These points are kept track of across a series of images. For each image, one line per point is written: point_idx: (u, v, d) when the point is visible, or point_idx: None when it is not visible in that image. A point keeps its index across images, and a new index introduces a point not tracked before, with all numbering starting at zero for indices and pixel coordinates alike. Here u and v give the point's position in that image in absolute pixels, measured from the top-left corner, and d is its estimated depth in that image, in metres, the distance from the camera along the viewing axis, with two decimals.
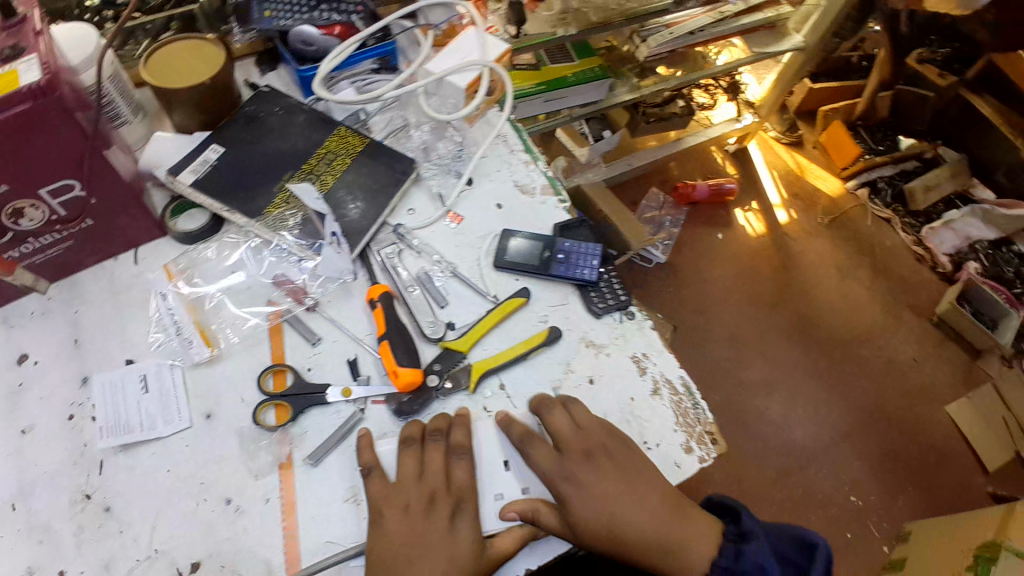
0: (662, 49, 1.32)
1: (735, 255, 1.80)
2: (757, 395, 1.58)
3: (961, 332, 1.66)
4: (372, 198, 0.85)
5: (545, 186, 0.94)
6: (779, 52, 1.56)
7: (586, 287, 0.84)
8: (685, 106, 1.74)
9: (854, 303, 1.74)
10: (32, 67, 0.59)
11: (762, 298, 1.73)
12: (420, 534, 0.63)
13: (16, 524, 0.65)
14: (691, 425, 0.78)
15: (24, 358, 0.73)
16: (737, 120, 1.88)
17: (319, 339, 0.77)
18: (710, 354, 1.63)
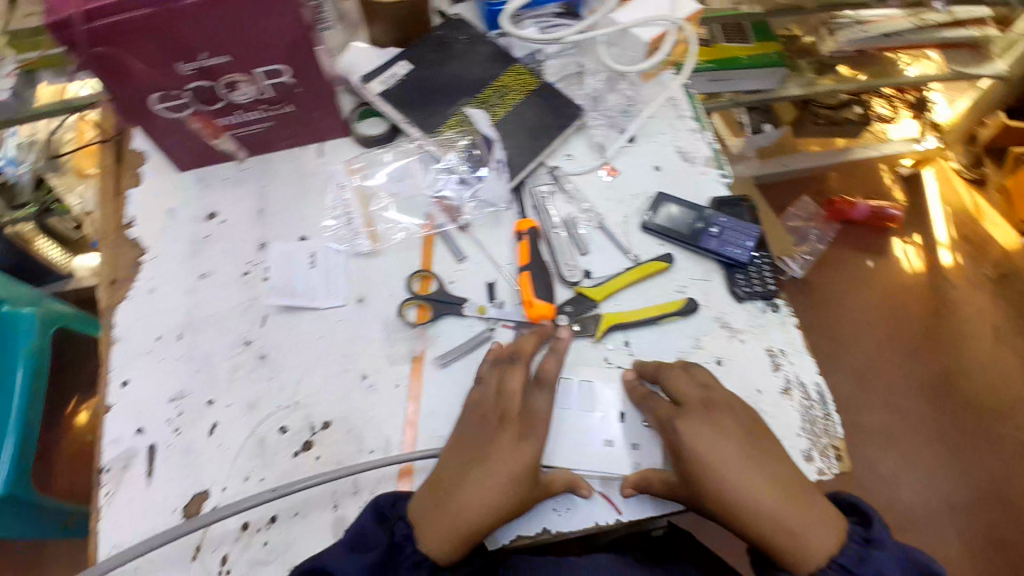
0: (850, 46, 1.28)
1: (886, 289, 1.62)
2: (873, 440, 1.43)
3: None
4: (534, 138, 0.85)
5: (708, 158, 0.90)
6: (980, 75, 1.40)
7: (734, 267, 0.81)
8: (862, 113, 1.54)
9: (992, 367, 1.52)
10: None
11: (910, 340, 1.55)
12: (488, 443, 0.64)
13: (181, 351, 0.74)
14: (817, 434, 0.74)
15: (212, 215, 0.82)
16: (916, 141, 1.69)
17: (464, 257, 0.80)
18: (835, 383, 1.50)
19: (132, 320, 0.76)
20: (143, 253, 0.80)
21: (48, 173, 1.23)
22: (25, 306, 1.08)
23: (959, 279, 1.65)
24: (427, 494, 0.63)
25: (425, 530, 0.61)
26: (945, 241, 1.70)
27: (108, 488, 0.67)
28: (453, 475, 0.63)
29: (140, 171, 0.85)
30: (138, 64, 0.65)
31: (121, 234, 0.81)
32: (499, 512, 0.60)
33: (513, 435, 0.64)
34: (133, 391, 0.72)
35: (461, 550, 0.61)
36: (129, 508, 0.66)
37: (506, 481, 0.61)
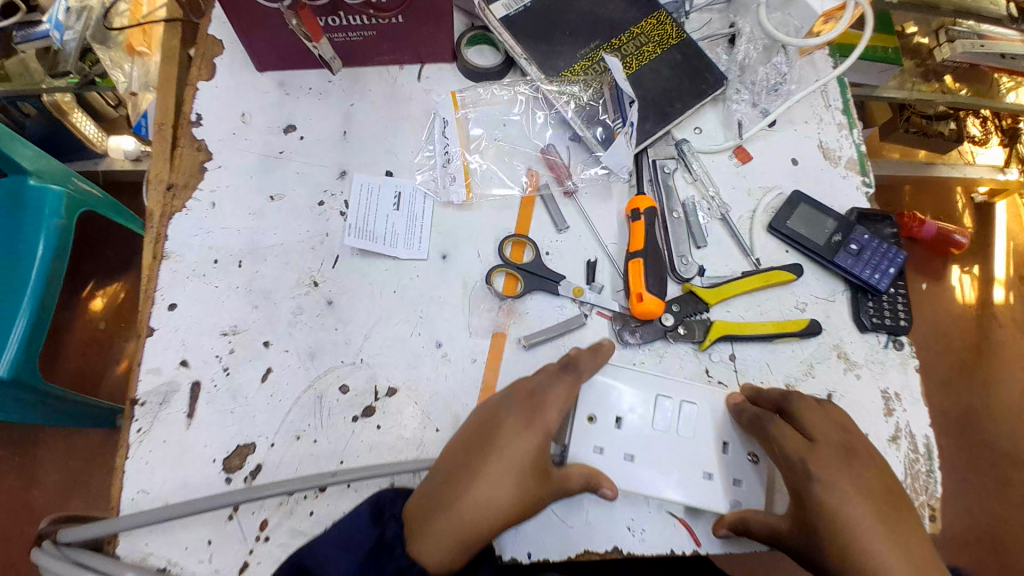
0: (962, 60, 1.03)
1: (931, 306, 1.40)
2: None
3: None
4: (666, 101, 0.73)
5: (852, 160, 0.79)
6: None
7: (864, 292, 0.72)
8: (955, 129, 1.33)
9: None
10: None
11: (946, 369, 1.36)
12: (496, 420, 0.51)
13: (238, 281, 0.66)
14: (917, 491, 0.67)
15: (290, 129, 0.72)
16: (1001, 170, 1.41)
17: (566, 228, 0.70)
18: None
19: (187, 236, 0.67)
20: (210, 159, 0.70)
21: (95, 43, 1.05)
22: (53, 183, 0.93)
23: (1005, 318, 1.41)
24: (430, 489, 0.50)
25: (456, 543, 0.47)
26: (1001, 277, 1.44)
27: (142, 424, 0.61)
28: (459, 468, 0.49)
29: (213, 62, 0.74)
30: None
31: (184, 131, 0.71)
32: (497, 518, 0.47)
33: (524, 421, 0.51)
34: (182, 316, 0.64)
35: (462, 560, 0.47)
36: (164, 451, 0.60)
37: (507, 478, 0.48)
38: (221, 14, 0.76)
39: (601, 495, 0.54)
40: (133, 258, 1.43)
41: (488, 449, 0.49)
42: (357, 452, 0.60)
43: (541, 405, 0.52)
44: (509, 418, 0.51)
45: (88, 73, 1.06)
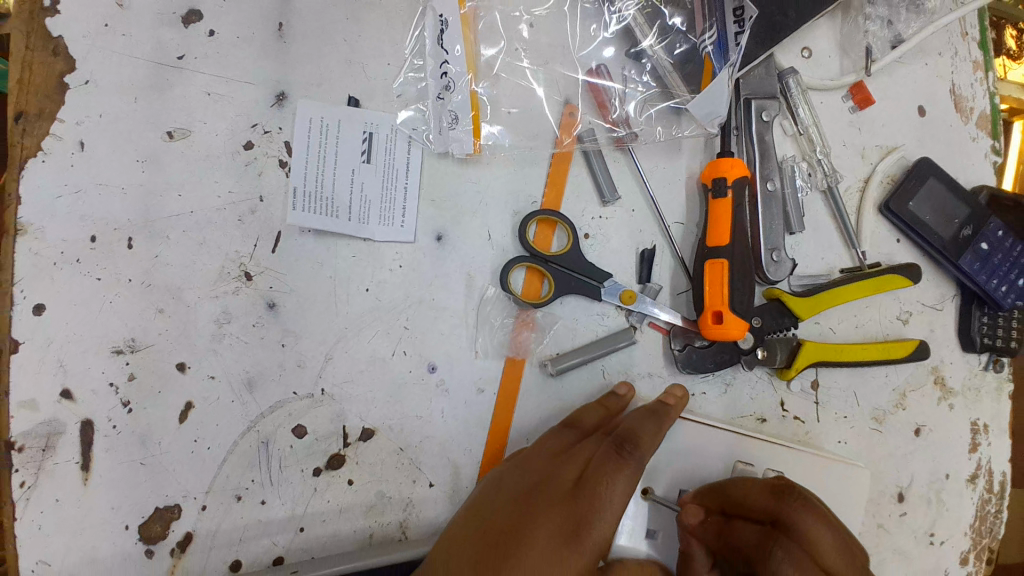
0: None
1: None
2: None
3: None
4: (777, 6, 0.48)
5: (986, 115, 0.58)
6: None
7: (982, 302, 0.55)
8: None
9: None
10: None
11: None
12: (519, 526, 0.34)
13: (136, 271, 0.44)
14: (980, 533, 0.57)
15: (195, 18, 0.45)
16: None
17: (615, 199, 0.49)
18: None
19: (44, 200, 0.43)
20: (73, 69, 0.44)
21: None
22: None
23: None
24: None
25: None
26: None
27: (23, 478, 0.43)
28: None
29: None
30: None
31: (30, 19, 0.44)
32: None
33: (560, 530, 0.33)
34: (57, 326, 0.43)
35: None
36: (60, 517, 0.43)
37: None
38: None
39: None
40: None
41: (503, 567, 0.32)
42: (324, 518, 0.44)
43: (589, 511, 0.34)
44: (539, 523, 0.33)
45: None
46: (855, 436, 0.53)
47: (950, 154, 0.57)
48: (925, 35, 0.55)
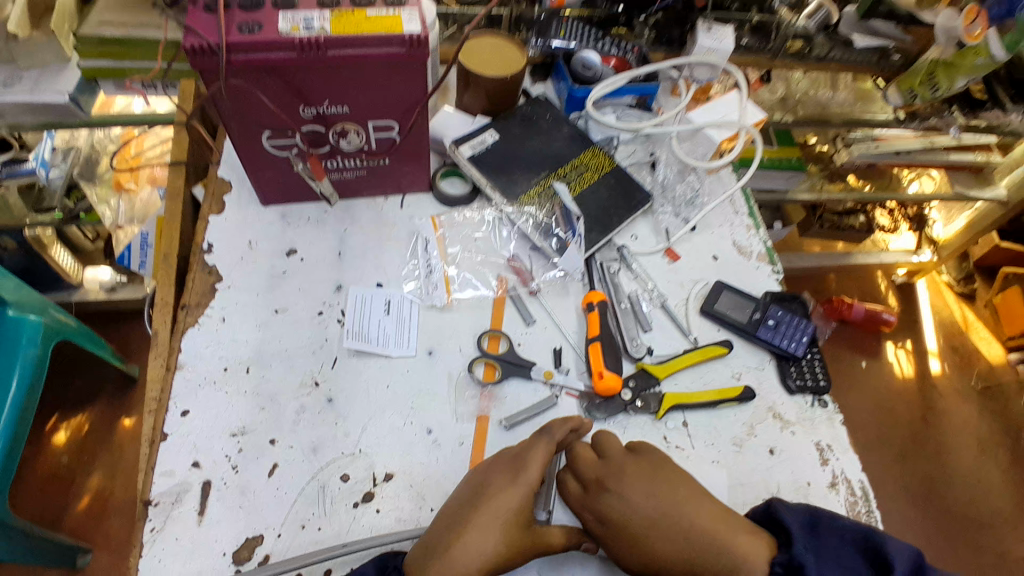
0: (861, 159, 1.51)
1: (879, 382, 1.86)
2: (914, 501, 1.66)
3: (961, 444, 1.77)
4: (605, 215, 0.90)
5: (762, 253, 0.96)
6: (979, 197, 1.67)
7: (786, 360, 0.85)
8: (865, 222, 1.82)
9: (946, 462, 1.73)
10: (413, 19, 0.69)
11: (904, 421, 1.80)
12: (483, 487, 0.60)
13: (247, 385, 0.73)
14: None
15: (291, 252, 0.85)
16: (913, 253, 1.98)
17: (533, 322, 0.83)
18: (873, 460, 1.72)
19: (198, 349, 0.75)
20: (220, 281, 0.81)
21: (81, 180, 1.44)
22: (30, 312, 1.13)
23: (945, 387, 1.88)
24: (433, 535, 0.58)
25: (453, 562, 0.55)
26: (934, 349, 1.95)
27: (155, 523, 0.64)
28: (452, 518, 0.59)
29: (224, 199, 0.89)
30: (263, 98, 0.71)
31: (199, 260, 0.83)
32: (485, 569, 0.56)
33: (507, 480, 0.60)
34: (192, 422, 0.70)
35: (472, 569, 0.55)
36: (176, 549, 0.63)
37: (494, 527, 0.57)
38: (233, 163, 0.92)
39: (584, 550, 0.63)
40: (93, 381, 1.49)
41: (480, 503, 0.59)
42: (362, 533, 0.66)
43: (523, 467, 0.61)
44: (495, 479, 0.60)
45: (74, 209, 1.43)
46: (722, 457, 0.77)
47: (748, 275, 0.93)
48: (703, 216, 0.96)
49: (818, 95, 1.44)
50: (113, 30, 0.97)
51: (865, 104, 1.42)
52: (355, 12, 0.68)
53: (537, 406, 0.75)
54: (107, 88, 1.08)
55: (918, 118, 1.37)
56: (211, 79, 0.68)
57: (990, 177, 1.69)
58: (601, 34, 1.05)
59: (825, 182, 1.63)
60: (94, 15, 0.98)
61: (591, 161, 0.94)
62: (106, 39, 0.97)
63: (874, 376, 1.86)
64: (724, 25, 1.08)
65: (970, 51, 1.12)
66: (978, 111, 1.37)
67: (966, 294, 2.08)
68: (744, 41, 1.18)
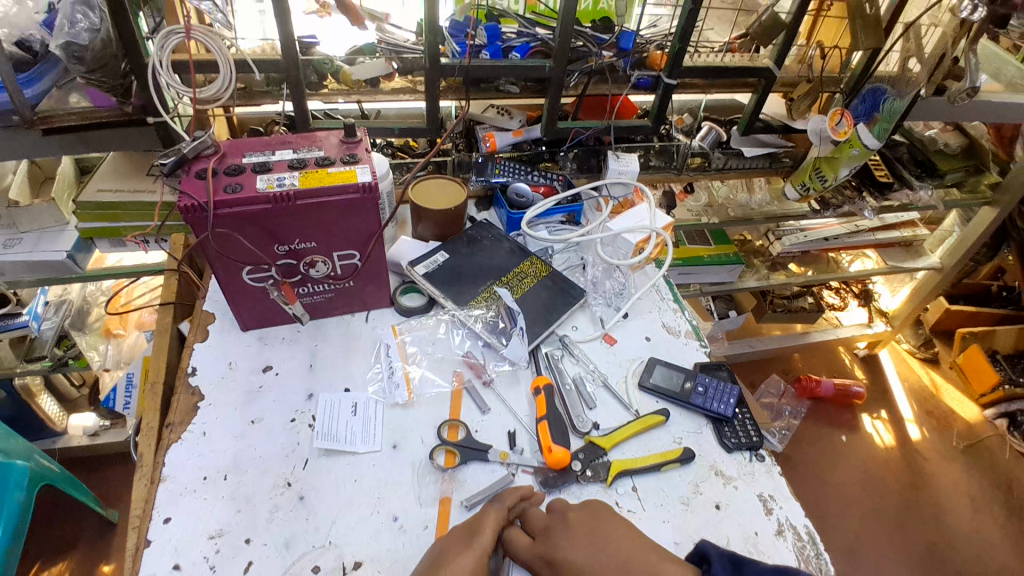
0: (795, 247, 1.73)
1: (859, 453, 1.88)
2: (923, 573, 1.62)
3: (953, 507, 1.77)
4: (546, 311, 1.04)
5: (688, 331, 1.09)
6: (914, 266, 1.88)
7: (720, 421, 0.94)
8: (813, 303, 1.98)
9: (941, 527, 1.72)
10: (365, 172, 0.87)
11: (892, 487, 1.80)
12: (444, 555, 0.67)
13: (224, 491, 0.79)
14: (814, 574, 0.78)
15: (268, 368, 0.95)
16: (866, 326, 2.11)
17: (488, 409, 0.92)
18: (873, 534, 1.69)
19: (180, 461, 0.82)
20: (202, 399, 0.90)
21: (72, 330, 1.51)
22: (17, 458, 1.16)
23: (927, 450, 1.91)
24: None
25: None
26: (911, 417, 2.01)
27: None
28: None
29: (208, 328, 1.01)
30: (244, 241, 0.86)
31: (184, 382, 0.92)
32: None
33: (465, 546, 0.68)
34: (171, 530, 0.75)
35: None
36: None
37: None
38: (218, 297, 1.06)
39: None
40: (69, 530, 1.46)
41: (440, 570, 0.65)
42: None
43: (475, 534, 0.69)
44: (452, 547, 0.67)
45: (63, 356, 1.49)
46: (672, 516, 0.82)
47: (680, 350, 1.05)
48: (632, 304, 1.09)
49: (738, 198, 1.66)
50: (111, 197, 1.16)
51: (781, 203, 1.64)
52: (319, 170, 0.87)
53: (495, 484, 0.82)
54: (101, 246, 1.27)
55: (831, 207, 1.55)
56: (200, 230, 0.83)
57: (920, 251, 1.93)
58: (530, 168, 1.27)
59: (769, 271, 1.83)
60: (94, 185, 1.18)
61: (530, 268, 1.10)
62: (103, 205, 1.16)
63: (851, 446, 1.90)
64: (630, 153, 1.32)
65: (845, 144, 1.34)
66: (888, 193, 1.51)
67: (931, 357, 2.20)
68: (651, 163, 1.40)
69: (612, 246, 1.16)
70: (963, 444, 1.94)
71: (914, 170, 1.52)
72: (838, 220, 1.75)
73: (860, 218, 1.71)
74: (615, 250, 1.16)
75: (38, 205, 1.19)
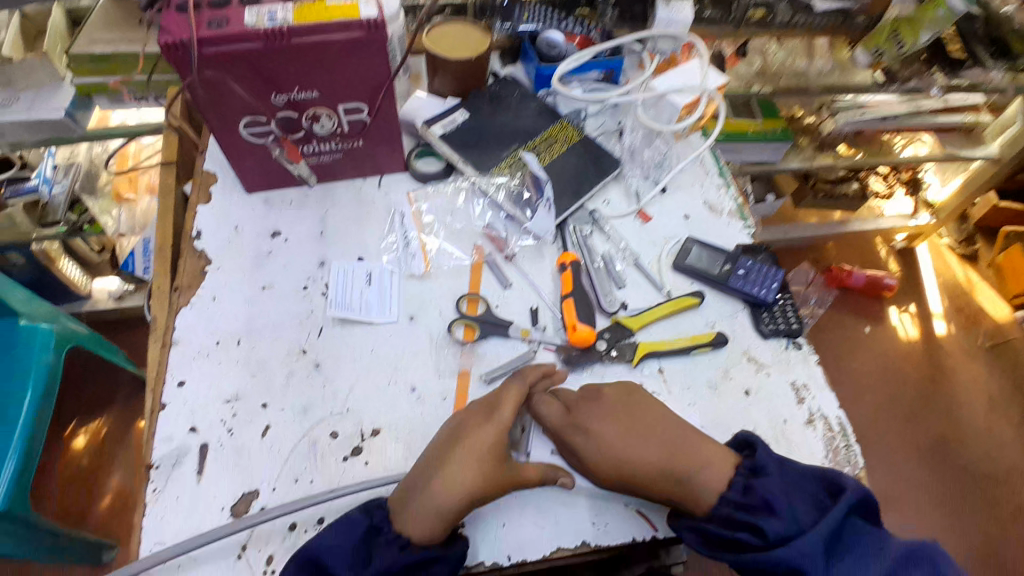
0: (850, 126, 1.53)
1: (884, 347, 1.84)
2: (929, 460, 1.64)
3: (970, 401, 1.76)
4: (577, 183, 0.93)
5: (733, 209, 0.98)
6: (971, 156, 1.69)
7: (759, 306, 0.87)
8: (858, 189, 1.81)
9: (953, 419, 1.72)
10: (371, 7, 0.73)
11: (910, 380, 1.79)
12: (462, 428, 0.65)
13: (238, 356, 0.77)
14: (840, 463, 0.76)
15: (276, 234, 0.89)
16: (909, 218, 1.96)
17: (509, 285, 0.86)
18: (883, 422, 1.70)
19: (191, 326, 0.80)
20: (209, 264, 0.86)
21: (85, 195, 1.47)
22: (42, 321, 1.17)
23: (951, 346, 1.87)
24: (419, 470, 0.63)
25: (435, 486, 0.61)
26: (939, 311, 1.94)
27: (157, 484, 0.69)
28: (435, 456, 0.64)
29: (210, 189, 0.93)
30: (236, 87, 0.75)
31: (189, 246, 0.87)
32: (468, 498, 0.60)
33: (485, 420, 0.65)
34: (189, 392, 0.75)
35: (460, 493, 0.60)
36: (176, 506, 0.68)
37: (472, 460, 0.62)
38: (218, 156, 0.97)
39: (560, 484, 0.67)
40: (102, 390, 1.54)
41: (458, 443, 0.64)
42: (352, 483, 0.69)
43: (495, 412, 0.66)
44: (472, 420, 0.66)
45: (77, 222, 1.46)
46: (698, 400, 0.79)
47: (721, 231, 0.95)
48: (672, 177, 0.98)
49: (796, 65, 1.37)
50: (109, 49, 1.03)
51: (843, 73, 1.35)
52: (317, 2, 0.73)
53: (517, 360, 0.78)
54: (102, 102, 1.16)
55: (898, 81, 1.32)
56: (184, 71, 0.72)
57: (981, 138, 1.71)
58: (564, 14, 1.10)
59: (816, 152, 1.64)
60: (84, 34, 1.03)
61: (561, 133, 0.97)
62: (98, 56, 1.03)
63: (876, 340, 1.86)
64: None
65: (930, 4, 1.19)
66: (959, 70, 1.33)
67: (969, 255, 2.06)
68: (705, 13, 1.18)
69: (654, 110, 1.02)
70: (993, 342, 1.88)
71: (988, 49, 1.33)
72: (899, 98, 1.53)
73: (924, 95, 1.49)
74: (656, 114, 1.02)
75: (29, 60, 1.05)
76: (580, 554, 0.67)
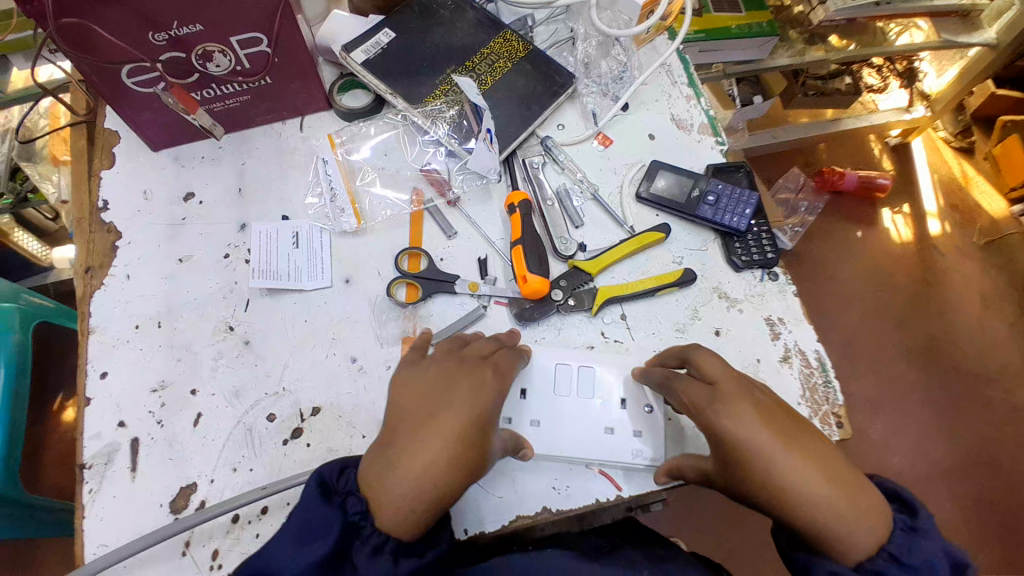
0: (839, 15, 1.31)
1: (877, 253, 1.77)
2: (917, 366, 1.63)
3: (963, 301, 1.72)
4: (524, 108, 0.82)
5: (703, 125, 0.87)
6: (968, 44, 1.50)
7: (731, 236, 0.79)
8: (852, 83, 1.66)
9: (942, 320, 1.69)
10: None
11: (901, 283, 1.74)
12: None
13: (160, 339, 0.71)
14: (818, 401, 0.71)
15: (189, 196, 0.79)
16: (905, 111, 1.81)
17: (454, 234, 0.77)
18: (870, 326, 1.67)
19: (108, 310, 0.72)
20: (119, 238, 0.77)
21: (23, 162, 1.30)
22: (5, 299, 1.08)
23: (946, 246, 1.80)
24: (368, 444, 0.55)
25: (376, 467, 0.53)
26: (933, 210, 1.85)
27: (91, 484, 0.65)
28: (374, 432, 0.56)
29: (113, 150, 0.82)
30: (102, 31, 0.63)
31: (93, 219, 0.78)
32: (421, 503, 0.50)
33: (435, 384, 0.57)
34: (112, 384, 0.69)
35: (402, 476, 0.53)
36: (114, 507, 0.64)
37: None
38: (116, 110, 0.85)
39: (521, 455, 0.62)
40: None
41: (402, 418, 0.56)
42: (293, 468, 0.65)
43: (452, 381, 0.55)
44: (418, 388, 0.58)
45: (21, 191, 1.33)
46: (664, 344, 0.73)
47: (690, 151, 0.85)
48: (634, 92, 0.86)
49: None
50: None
51: None
52: None
53: (464, 319, 0.72)
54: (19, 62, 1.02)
55: None
56: (40, 20, 0.59)
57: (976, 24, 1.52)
58: None
59: (806, 45, 1.46)
60: None
61: (505, 50, 0.84)
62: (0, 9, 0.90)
63: (867, 245, 1.78)
64: None
65: None
66: None
67: (964, 148, 1.94)
68: None
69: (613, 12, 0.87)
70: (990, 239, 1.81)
71: None
72: None
73: None
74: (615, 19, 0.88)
75: None
76: (540, 520, 0.64)
